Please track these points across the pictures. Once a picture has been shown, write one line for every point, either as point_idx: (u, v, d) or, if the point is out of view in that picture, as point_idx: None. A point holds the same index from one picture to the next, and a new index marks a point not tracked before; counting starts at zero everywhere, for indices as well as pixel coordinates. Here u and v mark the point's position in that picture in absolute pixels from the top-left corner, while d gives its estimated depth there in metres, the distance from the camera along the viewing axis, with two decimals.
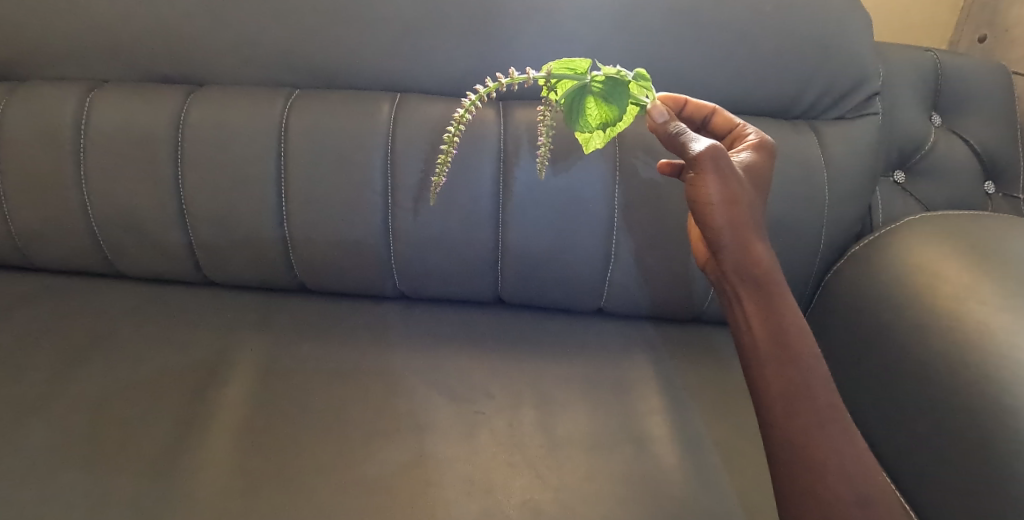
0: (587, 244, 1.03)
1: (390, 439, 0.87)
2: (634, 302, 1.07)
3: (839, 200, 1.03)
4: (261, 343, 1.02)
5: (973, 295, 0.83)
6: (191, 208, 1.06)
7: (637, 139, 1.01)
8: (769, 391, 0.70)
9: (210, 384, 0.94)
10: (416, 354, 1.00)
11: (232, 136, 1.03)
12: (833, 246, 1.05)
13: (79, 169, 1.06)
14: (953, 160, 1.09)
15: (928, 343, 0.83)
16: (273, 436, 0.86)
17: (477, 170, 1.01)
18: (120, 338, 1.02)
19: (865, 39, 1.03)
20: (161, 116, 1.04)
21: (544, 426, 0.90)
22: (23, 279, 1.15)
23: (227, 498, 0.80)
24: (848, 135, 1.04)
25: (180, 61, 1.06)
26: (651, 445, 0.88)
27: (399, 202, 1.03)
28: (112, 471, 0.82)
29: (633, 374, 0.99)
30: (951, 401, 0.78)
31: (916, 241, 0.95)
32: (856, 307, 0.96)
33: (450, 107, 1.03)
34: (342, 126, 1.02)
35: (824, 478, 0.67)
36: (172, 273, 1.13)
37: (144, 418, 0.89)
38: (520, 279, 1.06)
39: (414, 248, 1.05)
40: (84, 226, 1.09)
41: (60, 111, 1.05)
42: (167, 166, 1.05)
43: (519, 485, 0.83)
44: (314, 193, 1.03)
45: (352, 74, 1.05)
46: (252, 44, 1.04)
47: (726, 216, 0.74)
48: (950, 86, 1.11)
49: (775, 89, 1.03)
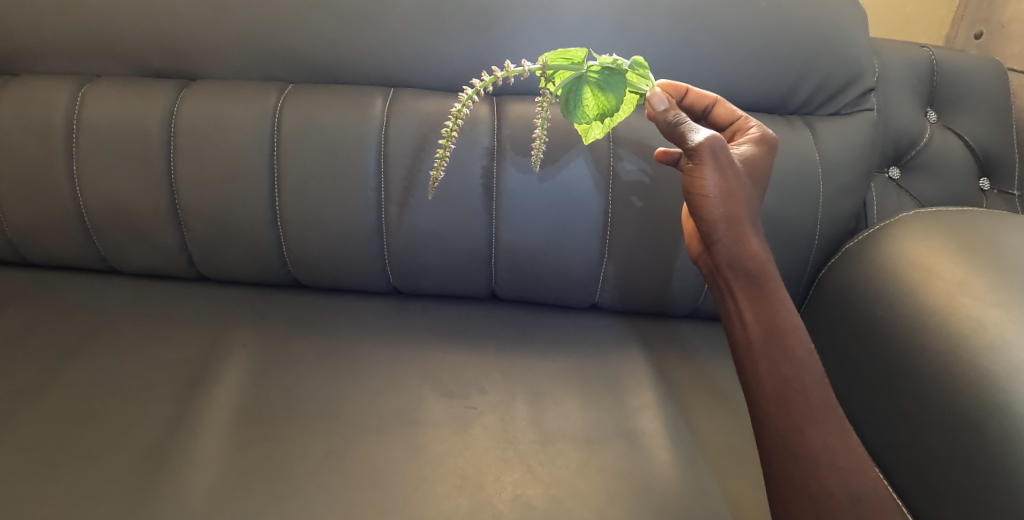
0: (580, 240, 1.03)
1: (383, 435, 0.86)
2: (628, 299, 1.07)
3: (834, 196, 1.03)
4: (253, 338, 1.01)
5: (966, 291, 0.83)
6: (184, 203, 1.06)
7: (631, 134, 1.01)
8: (761, 386, 0.70)
9: (202, 380, 0.94)
10: (409, 350, 1.00)
11: (224, 131, 1.03)
12: (827, 242, 1.05)
13: (71, 164, 1.06)
14: (948, 156, 1.09)
15: (921, 339, 0.83)
16: (265, 433, 0.86)
17: (471, 166, 1.01)
18: (112, 335, 1.01)
19: (859, 35, 1.03)
20: (153, 110, 1.04)
21: (537, 422, 0.90)
22: (13, 275, 1.14)
23: (217, 495, 0.79)
24: (843, 131, 1.03)
25: (172, 56, 1.05)
26: (644, 441, 0.88)
27: (392, 199, 1.02)
28: (102, 467, 0.82)
29: (626, 369, 0.99)
30: (946, 397, 0.78)
31: (910, 236, 0.95)
32: (849, 304, 0.96)
33: (444, 102, 1.02)
34: (334, 121, 1.02)
35: (816, 474, 0.67)
36: (164, 268, 1.12)
37: (134, 415, 0.88)
38: (514, 275, 1.06)
39: (407, 244, 1.04)
40: (77, 221, 1.08)
41: (51, 106, 1.05)
42: (160, 160, 1.05)
43: (511, 480, 0.82)
44: (306, 187, 1.03)
45: (346, 69, 1.05)
46: (246, 39, 1.03)
47: (722, 209, 0.74)
48: (945, 82, 1.11)
49: (769, 85, 1.03)
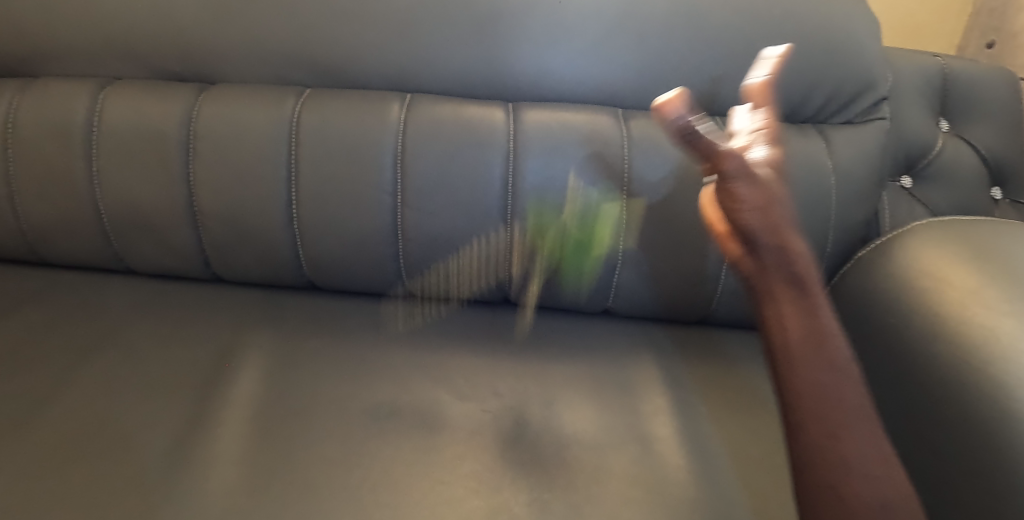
0: (594, 245, 1.03)
1: (399, 437, 0.87)
2: (641, 304, 1.08)
3: (846, 204, 1.03)
4: (269, 340, 1.02)
5: (978, 301, 0.84)
6: (201, 205, 1.07)
7: (646, 141, 1.02)
8: (798, 393, 0.70)
9: (220, 381, 0.95)
10: (424, 353, 1.01)
11: (242, 134, 1.04)
12: (838, 250, 1.06)
13: (90, 165, 1.07)
14: (960, 165, 1.09)
15: (934, 348, 0.84)
16: (282, 434, 0.87)
17: (486, 171, 1.02)
18: (130, 336, 1.02)
19: (873, 44, 1.03)
20: (172, 113, 1.05)
21: (551, 426, 0.91)
22: (29, 274, 1.15)
23: (236, 494, 0.80)
24: (855, 139, 1.04)
25: (192, 60, 1.07)
26: (658, 446, 0.89)
27: (408, 202, 1.03)
28: (121, 466, 0.82)
29: (639, 374, 1.00)
30: (959, 405, 0.79)
31: (923, 245, 0.95)
32: (861, 312, 0.96)
33: (460, 107, 1.03)
34: (351, 125, 1.03)
35: (850, 483, 0.66)
36: (180, 269, 1.13)
37: (152, 415, 0.89)
38: (528, 279, 1.07)
39: (422, 247, 1.05)
40: (95, 222, 1.10)
41: (72, 108, 1.06)
42: (178, 162, 1.06)
43: (526, 484, 0.83)
44: (323, 191, 1.04)
45: (362, 73, 1.06)
46: (264, 44, 1.05)
47: (759, 214, 0.72)
48: (958, 91, 1.12)
49: (782, 94, 1.04)
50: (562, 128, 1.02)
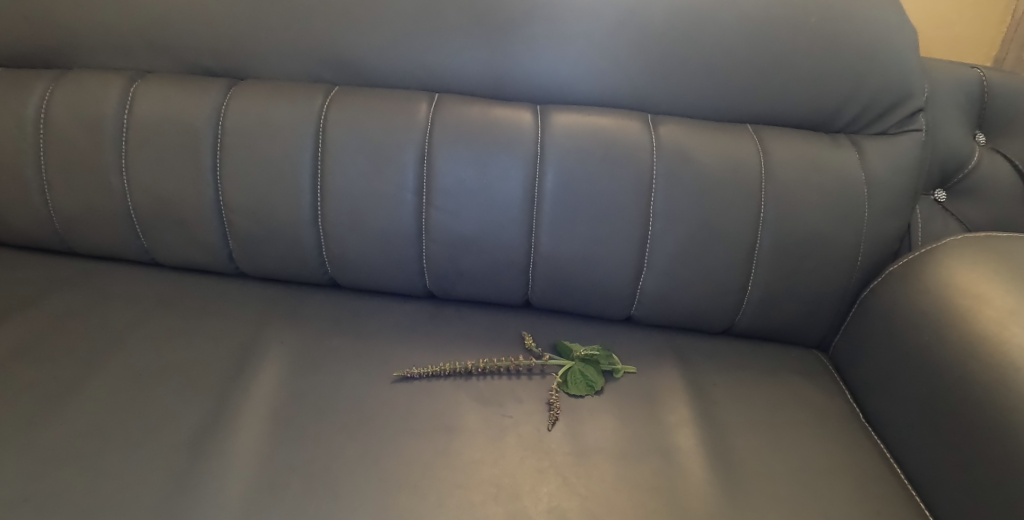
0: (620, 251, 1.03)
1: (419, 439, 0.87)
2: (664, 312, 1.07)
3: (879, 217, 1.01)
4: (292, 336, 1.03)
5: (1017, 320, 0.80)
6: (228, 199, 1.07)
7: (675, 148, 1.01)
8: None
9: (243, 375, 0.95)
10: (445, 354, 1.01)
11: (270, 130, 1.04)
12: (870, 263, 1.03)
13: (120, 157, 1.08)
14: (998, 180, 1.07)
15: (969, 369, 0.81)
16: (301, 432, 0.87)
17: (512, 173, 1.01)
18: (155, 327, 1.03)
19: (911, 54, 1.01)
20: (202, 107, 1.06)
21: (572, 432, 0.90)
22: (58, 263, 1.16)
23: (253, 490, 0.80)
24: (890, 151, 1.02)
25: (224, 56, 1.07)
26: (680, 458, 0.87)
27: (433, 203, 1.03)
28: (141, 456, 0.82)
29: (662, 384, 0.99)
30: (997, 430, 0.76)
31: (958, 259, 0.92)
32: (893, 329, 0.94)
33: (488, 108, 1.03)
34: (379, 124, 1.03)
35: None
36: (205, 263, 1.14)
37: (174, 406, 0.89)
38: (550, 284, 1.06)
39: (447, 248, 1.05)
40: (123, 213, 1.11)
41: (104, 100, 1.07)
42: (207, 157, 1.06)
43: (545, 491, 0.82)
44: (349, 189, 1.04)
45: (392, 73, 1.06)
46: (295, 41, 1.05)
47: None
48: (997, 103, 1.09)
49: (814, 104, 1.02)
50: (591, 132, 1.01)
